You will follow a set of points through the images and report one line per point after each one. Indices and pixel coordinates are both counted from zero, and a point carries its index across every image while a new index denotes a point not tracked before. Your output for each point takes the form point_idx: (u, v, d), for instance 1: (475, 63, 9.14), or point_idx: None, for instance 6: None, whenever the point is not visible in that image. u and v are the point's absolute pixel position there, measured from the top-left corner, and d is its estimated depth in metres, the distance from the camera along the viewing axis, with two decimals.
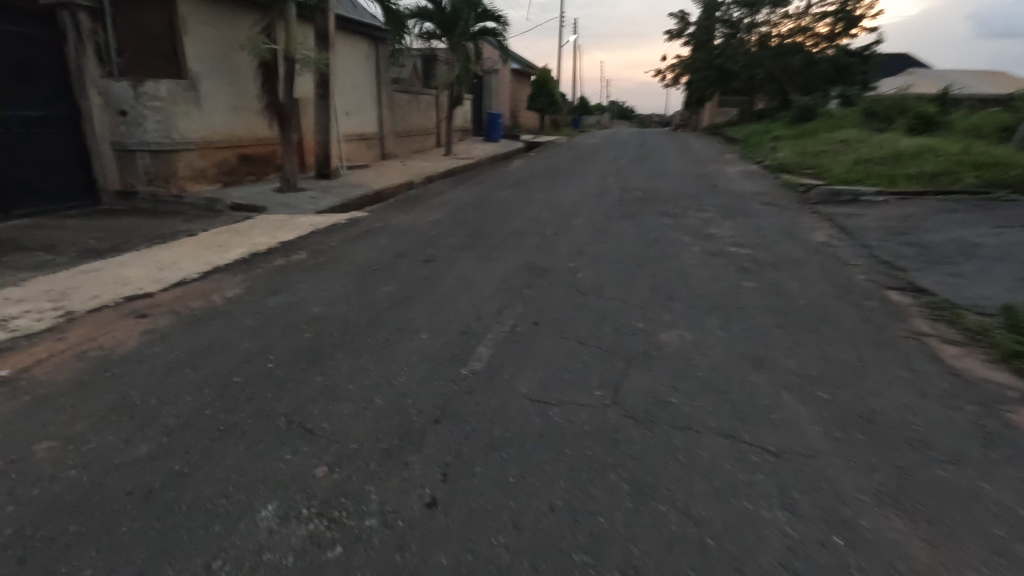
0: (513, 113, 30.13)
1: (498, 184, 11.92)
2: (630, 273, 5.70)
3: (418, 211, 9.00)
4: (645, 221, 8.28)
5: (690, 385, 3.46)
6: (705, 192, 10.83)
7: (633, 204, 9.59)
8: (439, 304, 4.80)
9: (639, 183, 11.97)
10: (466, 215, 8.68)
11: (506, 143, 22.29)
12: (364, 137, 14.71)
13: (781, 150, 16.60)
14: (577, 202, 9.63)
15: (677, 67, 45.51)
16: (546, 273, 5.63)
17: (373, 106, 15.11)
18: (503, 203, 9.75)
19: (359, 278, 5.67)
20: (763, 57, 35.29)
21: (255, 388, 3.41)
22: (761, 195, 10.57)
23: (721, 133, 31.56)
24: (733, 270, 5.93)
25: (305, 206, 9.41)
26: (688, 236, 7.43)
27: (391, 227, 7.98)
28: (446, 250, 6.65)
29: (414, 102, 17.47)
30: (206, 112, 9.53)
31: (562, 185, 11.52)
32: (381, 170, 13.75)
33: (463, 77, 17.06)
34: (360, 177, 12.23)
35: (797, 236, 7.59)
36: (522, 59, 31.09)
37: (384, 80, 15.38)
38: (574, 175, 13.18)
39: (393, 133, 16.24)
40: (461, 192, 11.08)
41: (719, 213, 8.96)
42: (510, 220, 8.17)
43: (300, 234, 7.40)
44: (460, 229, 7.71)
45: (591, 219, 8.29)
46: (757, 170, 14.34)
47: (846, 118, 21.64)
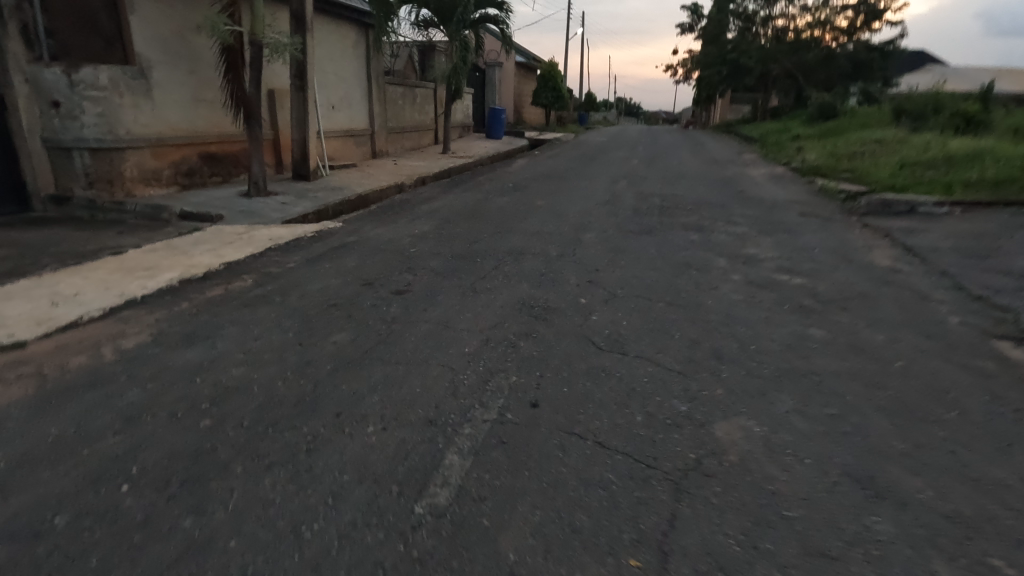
0: (517, 109, 28.79)
1: (497, 188, 10.64)
2: (658, 315, 4.41)
3: (402, 222, 7.74)
4: (668, 237, 6.99)
5: (778, 544, 2.18)
6: (731, 200, 9.51)
7: (652, 215, 8.29)
8: (404, 365, 3.55)
9: (655, 189, 10.65)
10: (457, 227, 7.41)
11: (509, 141, 20.94)
12: (352, 134, 13.42)
13: (807, 151, 15.24)
14: (586, 212, 8.33)
15: (687, 62, 44.03)
16: (548, 315, 4.36)
17: (362, 99, 13.81)
18: (501, 212, 8.47)
19: (308, 317, 4.41)
20: (778, 51, 33.82)
21: (85, 540, 2.14)
22: (796, 204, 9.25)
23: (735, 132, 30.15)
24: (790, 309, 4.65)
25: (271, 213, 8.15)
26: (722, 258, 6.15)
27: (366, 243, 6.72)
28: (427, 277, 5.39)
29: (408, 96, 16.16)
30: (158, 104, 8.27)
31: (570, 191, 10.22)
32: (369, 171, 12.47)
33: (462, 69, 15.75)
34: (343, 179, 10.95)
35: (854, 258, 6.30)
36: (527, 52, 29.65)
37: (374, 71, 14.09)
38: (583, 178, 11.86)
39: (384, 129, 14.95)
40: (455, 197, 9.80)
41: (754, 226, 7.67)
42: (507, 236, 6.90)
43: (252, 253, 6.12)
44: (448, 247, 6.44)
45: (603, 235, 7.01)
46: (784, 173, 12.99)
47: (873, 116, 20.24)
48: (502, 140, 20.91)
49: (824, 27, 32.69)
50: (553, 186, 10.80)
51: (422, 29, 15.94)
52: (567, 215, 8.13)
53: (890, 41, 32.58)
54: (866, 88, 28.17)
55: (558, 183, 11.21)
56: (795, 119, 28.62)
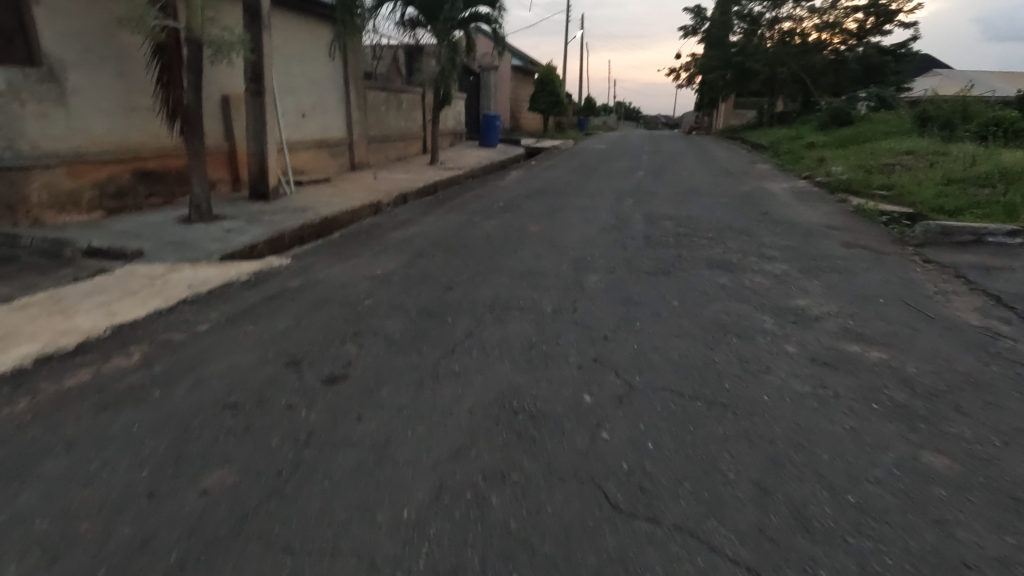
0: (514, 115, 27.51)
1: (486, 208, 9.29)
2: (696, 427, 3.05)
3: (364, 257, 6.38)
4: (690, 280, 5.63)
5: None
6: (758, 224, 8.16)
7: (667, 246, 6.93)
8: (298, 553, 2.17)
9: (665, 209, 9.32)
10: (430, 266, 6.04)
11: (504, 150, 19.61)
12: (326, 144, 12.11)
13: (830, 162, 13.92)
14: (586, 243, 6.98)
15: (690, 66, 42.84)
16: (537, 429, 2.99)
17: (339, 106, 12.50)
18: (485, 241, 7.11)
19: (187, 430, 3.03)
20: (785, 55, 32.60)
21: None
22: (834, 230, 7.91)
23: (742, 139, 28.88)
24: (879, 412, 3.28)
25: (210, 244, 6.79)
26: (763, 312, 4.79)
27: (312, 289, 5.35)
28: (376, 349, 4.02)
29: (393, 102, 14.85)
30: (75, 114, 6.91)
31: (568, 213, 8.85)
32: (344, 186, 11.12)
33: (450, 72, 14.43)
34: (310, 197, 9.59)
35: (930, 311, 4.94)
36: (523, 55, 28.34)
37: (352, 74, 12.78)
38: (583, 195, 10.51)
39: (366, 138, 13.62)
40: (435, 220, 8.43)
41: (793, 262, 6.31)
42: (491, 279, 5.53)
43: (160, 307, 4.77)
44: (414, 297, 5.08)
45: (610, 277, 5.64)
46: (808, 188, 11.68)
47: (894, 123, 18.92)
48: (496, 149, 19.61)
49: (833, 30, 31.33)
50: (550, 206, 9.44)
51: (408, 29, 14.64)
52: (566, 247, 6.78)
53: (902, 44, 31.28)
54: (880, 93, 26.77)
55: (555, 202, 9.84)
56: (805, 125, 27.28)
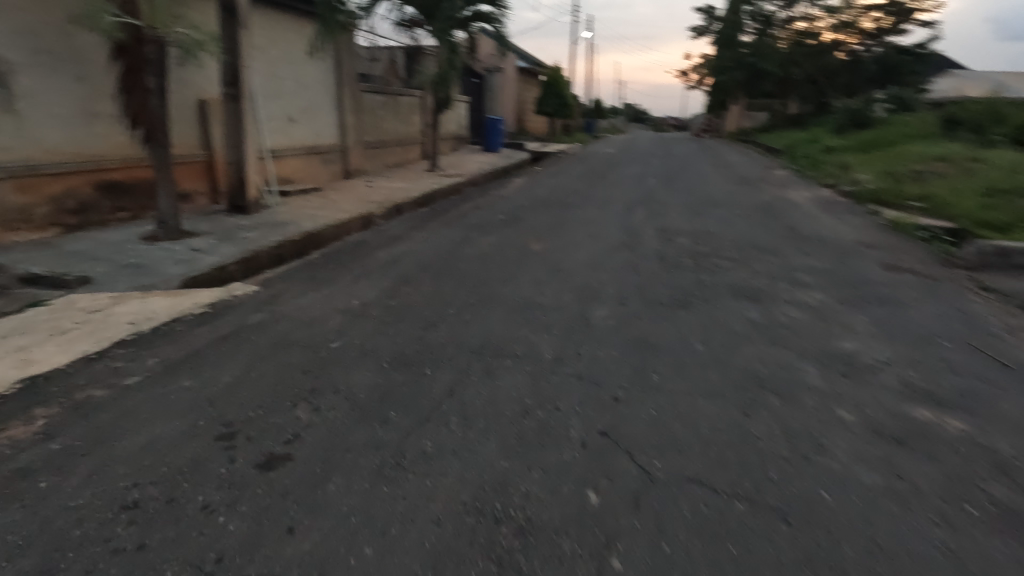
0: (520, 118, 26.77)
1: (484, 222, 8.52)
2: (738, 550, 2.27)
3: (341, 283, 5.64)
4: (714, 314, 4.84)
5: None
6: (784, 242, 7.35)
7: (685, 268, 6.14)
8: None
9: (679, 222, 8.53)
10: (414, 295, 5.30)
11: (509, 154, 18.87)
12: (318, 150, 11.43)
13: (855, 168, 13.04)
14: (593, 265, 6.21)
15: (700, 67, 41.94)
16: (525, 554, 2.23)
17: (331, 110, 11.82)
18: (480, 263, 6.35)
19: (63, 547, 2.30)
20: (799, 55, 31.61)
21: None
22: (871, 248, 7.08)
23: (755, 142, 27.96)
24: (977, 520, 2.49)
25: (172, 267, 6.09)
26: (805, 359, 4.00)
27: (274, 326, 4.63)
28: (333, 415, 3.28)
29: (391, 106, 14.16)
30: (24, 122, 6.22)
31: (573, 228, 8.08)
32: (335, 195, 10.41)
33: (450, 73, 13.71)
34: (294, 210, 8.89)
35: (1008, 358, 4.11)
36: (529, 56, 27.58)
37: (346, 77, 12.10)
38: (590, 206, 9.73)
39: (361, 143, 12.92)
40: (427, 236, 7.69)
41: (830, 290, 5.51)
42: (481, 314, 4.78)
43: (89, 352, 4.05)
44: (390, 338, 4.33)
45: (619, 311, 4.86)
46: (833, 198, 10.82)
47: (920, 126, 17.93)
48: (500, 153, 18.88)
49: (849, 29, 30.28)
50: (554, 220, 8.66)
51: (406, 29, 14.06)
52: (570, 271, 6.01)
53: (922, 44, 30.15)
54: (899, 94, 25.71)
55: (559, 215, 9.06)
56: (821, 128, 26.30)
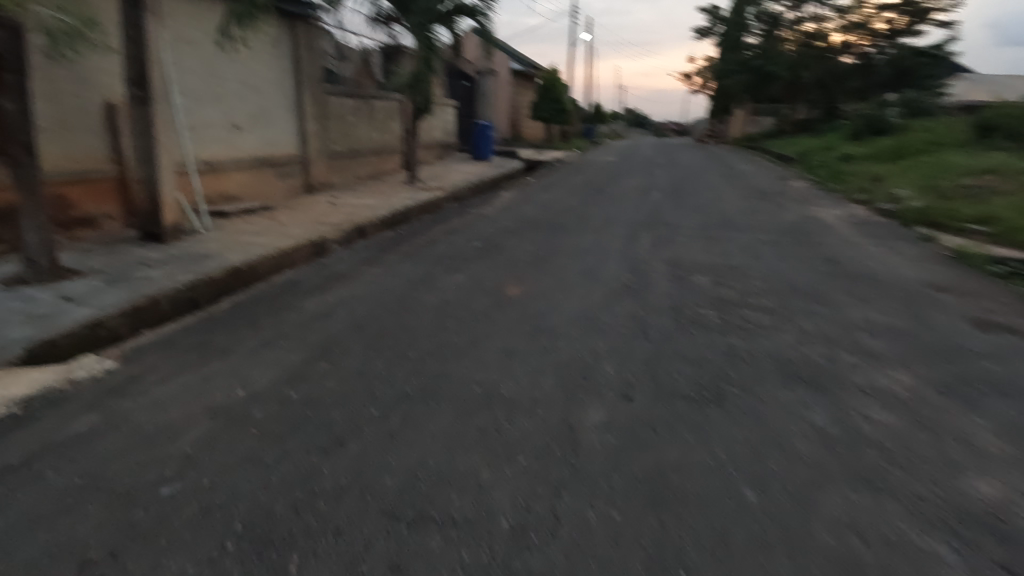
0: (514, 123, 25.30)
1: (456, 252, 6.96)
2: None
3: (236, 355, 4.08)
4: (764, 418, 3.27)
5: None
6: (830, 283, 5.78)
7: (709, 328, 4.58)
8: None
9: (693, 253, 6.97)
10: (331, 379, 3.73)
11: (499, 163, 17.37)
12: (271, 162, 9.88)
13: (888, 182, 11.48)
14: (585, 323, 4.65)
15: (703, 71, 40.55)
16: None
17: (289, 115, 10.28)
18: (436, 319, 4.80)
19: None
20: (808, 58, 30.15)
21: None
22: (944, 292, 5.51)
23: (763, 148, 26.45)
24: None
25: (20, 327, 4.54)
26: (928, 530, 2.43)
27: (98, 441, 3.05)
28: None
29: (363, 111, 12.64)
30: None
31: (563, 263, 6.52)
32: (285, 215, 8.86)
33: (428, 73, 12.17)
34: (226, 236, 7.33)
35: None
36: (524, 59, 26.16)
37: (306, 78, 10.55)
38: (585, 231, 8.18)
39: (327, 153, 11.39)
40: (378, 273, 6.12)
41: (917, 368, 3.93)
42: (416, 421, 3.21)
43: None
44: (261, 476, 2.76)
45: (620, 414, 3.29)
46: (870, 218, 9.27)
47: (949, 133, 16.39)
48: (490, 162, 17.37)
49: (861, 31, 28.81)
50: (540, 250, 7.10)
51: (381, 24, 12.57)
52: (554, 333, 4.45)
53: (939, 45, 28.65)
54: (917, 97, 24.09)
55: (547, 242, 7.51)
56: (834, 133, 24.74)
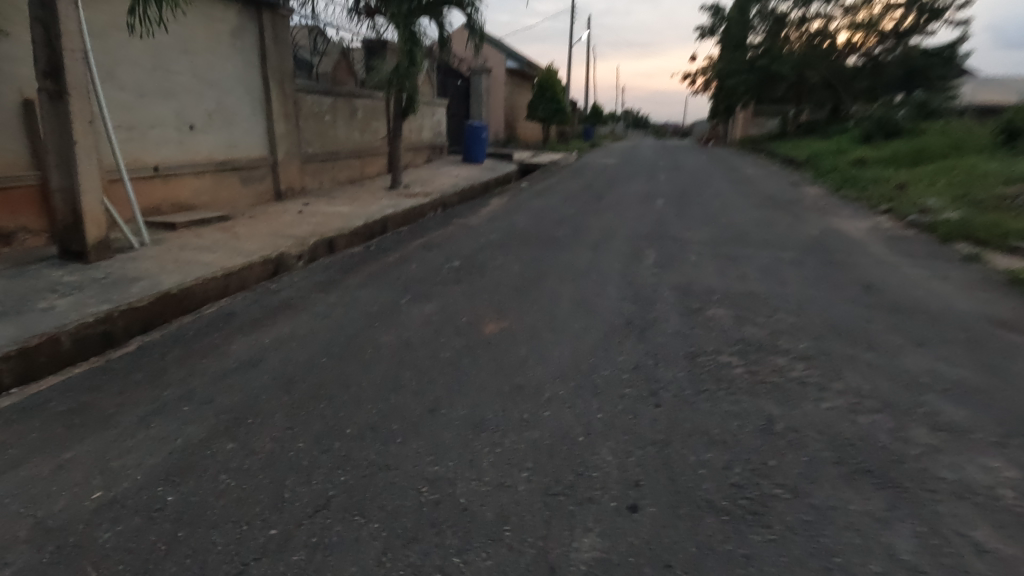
0: (510, 124, 24.34)
1: (429, 274, 6.00)
2: None
3: (118, 426, 3.11)
4: (825, 547, 2.30)
5: None
6: (872, 317, 4.80)
7: (734, 386, 3.60)
8: None
9: (704, 276, 6.01)
10: (228, 469, 2.75)
11: (492, 166, 16.40)
12: (233, 166, 8.89)
13: (914, 190, 10.48)
14: (576, 377, 3.68)
15: (705, 71, 39.62)
16: None
17: (254, 114, 9.32)
18: (390, 369, 3.83)
19: None
20: (814, 58, 29.19)
21: None
22: (1014, 332, 4.52)
23: (769, 151, 25.49)
24: None
25: None
26: None
27: None
28: None
29: (341, 109, 11.70)
30: None
31: (553, 288, 5.56)
32: (244, 226, 7.89)
33: (411, 69, 11.19)
34: (166, 253, 6.36)
35: None
36: (521, 57, 25.20)
37: (274, 73, 9.56)
38: (580, 247, 7.22)
39: (300, 155, 10.43)
40: (333, 301, 5.16)
41: (1014, 453, 2.96)
42: (326, 553, 2.24)
43: None
44: None
45: (620, 540, 2.32)
46: (899, 232, 8.28)
47: (971, 137, 15.38)
48: (482, 165, 16.41)
49: (869, 30, 27.79)
50: (528, 271, 6.13)
51: (361, 16, 11.59)
52: (536, 392, 3.48)
53: (950, 45, 27.62)
54: (929, 99, 23.08)
55: (537, 260, 6.57)
56: (842, 136, 23.78)
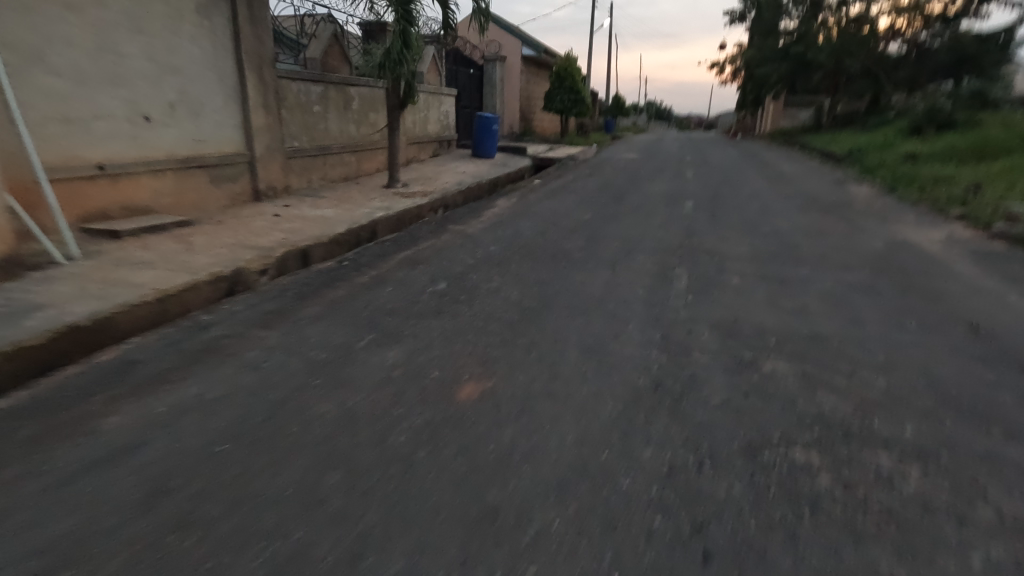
0: (526, 115, 23.00)
1: (405, 302, 4.82)
2: None
3: None
4: None
5: None
6: (996, 381, 3.47)
7: (822, 515, 2.35)
8: None
9: (752, 307, 4.73)
10: None
11: (503, 161, 15.15)
12: (201, 163, 7.83)
13: (992, 193, 8.90)
14: (579, 491, 2.47)
15: (734, 60, 37.64)
16: None
17: (227, 104, 8.24)
18: (312, 466, 2.67)
19: None
20: (854, 44, 27.15)
21: None
22: None
23: (804, 145, 23.71)
24: None
25: None
26: None
27: None
28: None
29: (333, 99, 10.59)
30: None
31: (558, 324, 4.33)
32: (204, 234, 6.82)
33: (405, 54, 9.94)
34: (93, 271, 5.29)
35: None
36: (538, 45, 23.81)
37: (250, 58, 8.44)
38: (596, 263, 5.96)
39: (283, 151, 9.36)
40: (274, 342, 4.01)
41: None
42: None
43: None
44: None
45: None
46: (985, 246, 6.81)
47: None
48: (492, 160, 15.18)
49: (915, 12, 25.66)
50: (528, 298, 4.91)
51: None
52: (516, 522, 2.30)
53: (1006, 29, 25.29)
54: (986, 87, 21.01)
55: (541, 282, 5.34)
56: (886, 128, 21.88)
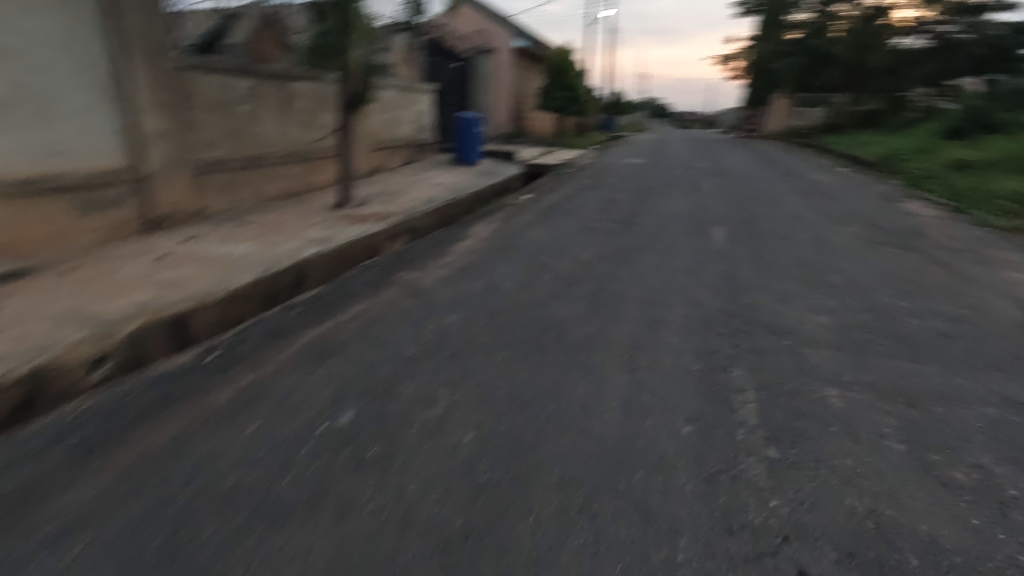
0: (518, 114, 20.81)
1: (271, 465, 2.69)
2: None
3: None
4: None
5: None
6: None
7: None
8: None
9: (894, 487, 2.61)
10: None
11: (489, 169, 12.98)
12: (54, 186, 5.64)
13: None
14: None
15: (741, 53, 35.42)
16: None
17: (100, 104, 6.04)
18: None
19: None
20: (875, 38, 24.97)
21: None
22: None
23: (824, 147, 21.57)
24: None
25: None
26: None
27: None
28: None
29: (267, 96, 8.40)
30: None
31: (537, 553, 2.21)
32: (32, 296, 4.65)
33: (348, 39, 7.55)
34: None
35: None
36: (532, 35, 21.58)
37: (134, 42, 6.23)
38: (606, 357, 3.83)
39: (194, 164, 7.19)
40: None
41: None
42: None
43: None
44: None
45: None
46: None
47: None
48: (476, 167, 13.02)
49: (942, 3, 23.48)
50: (490, 457, 2.78)
51: None
52: None
53: None
54: None
55: (518, 408, 3.22)
56: (917, 130, 19.78)
